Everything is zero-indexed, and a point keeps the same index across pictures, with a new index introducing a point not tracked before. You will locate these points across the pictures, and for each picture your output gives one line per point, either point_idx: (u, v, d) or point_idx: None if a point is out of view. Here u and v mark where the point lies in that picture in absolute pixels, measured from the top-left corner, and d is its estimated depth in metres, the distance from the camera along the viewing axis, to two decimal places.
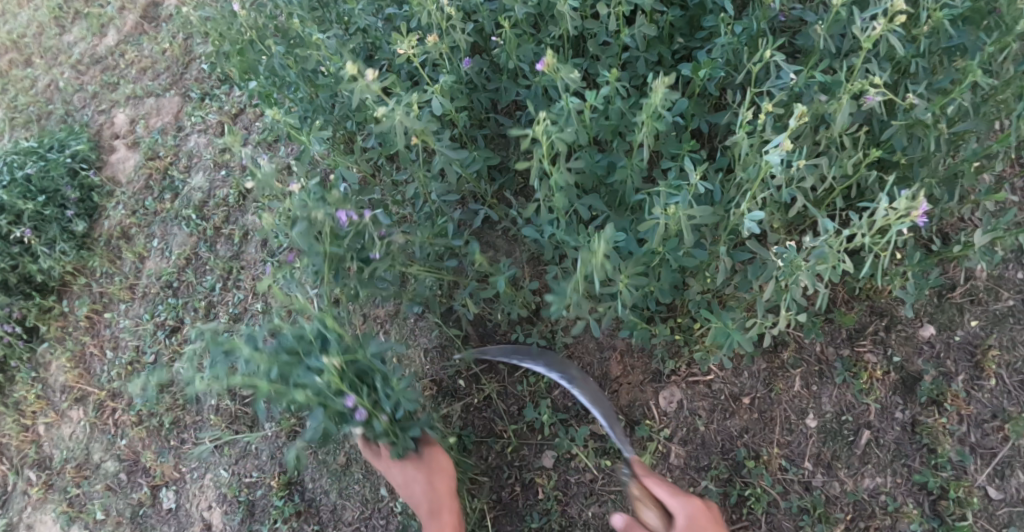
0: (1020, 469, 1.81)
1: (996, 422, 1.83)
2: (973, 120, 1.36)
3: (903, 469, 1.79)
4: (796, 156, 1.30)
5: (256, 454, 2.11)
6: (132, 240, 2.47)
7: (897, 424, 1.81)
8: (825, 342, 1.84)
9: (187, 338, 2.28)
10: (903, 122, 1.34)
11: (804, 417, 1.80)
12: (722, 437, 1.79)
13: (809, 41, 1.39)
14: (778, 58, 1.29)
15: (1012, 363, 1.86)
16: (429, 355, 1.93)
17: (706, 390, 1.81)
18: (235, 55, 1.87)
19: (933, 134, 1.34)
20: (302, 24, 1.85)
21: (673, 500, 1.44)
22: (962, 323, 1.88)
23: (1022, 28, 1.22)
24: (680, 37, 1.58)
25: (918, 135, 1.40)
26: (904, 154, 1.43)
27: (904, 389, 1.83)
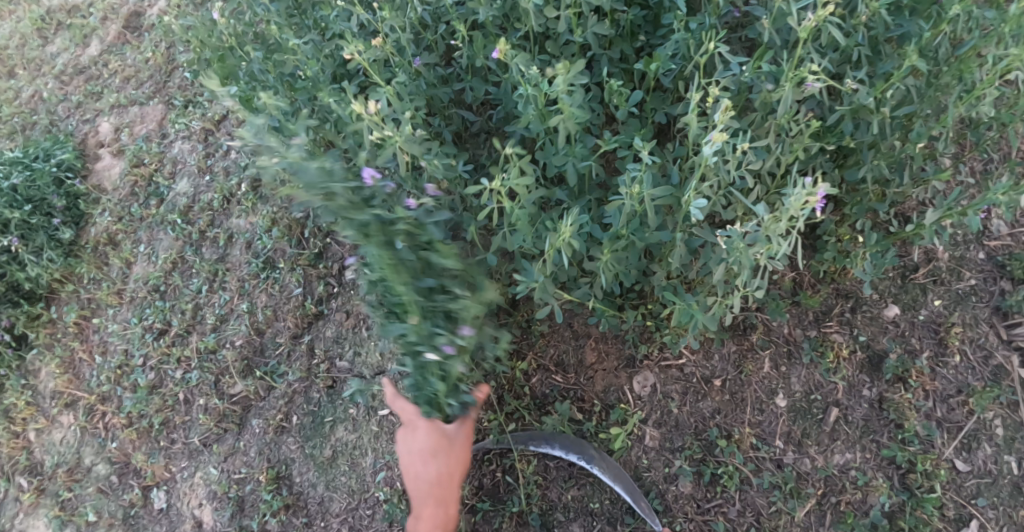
0: (985, 441, 1.90)
1: (961, 397, 1.92)
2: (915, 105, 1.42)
3: (872, 445, 1.85)
4: (743, 143, 1.36)
5: (245, 450, 2.16)
6: (118, 246, 2.51)
7: (865, 402, 1.87)
8: (793, 324, 1.91)
9: (175, 340, 2.33)
10: (850, 107, 1.41)
11: (774, 397, 1.85)
12: (695, 419, 1.85)
13: (758, 34, 1.45)
14: (727, 47, 1.35)
15: (973, 339, 1.98)
16: None
17: (679, 374, 1.87)
18: (215, 62, 1.95)
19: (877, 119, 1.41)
20: (279, 29, 1.91)
21: None
22: (926, 302, 1.98)
23: (956, 16, 1.29)
24: (641, 34, 1.64)
25: (865, 120, 1.47)
26: (853, 139, 1.49)
27: (870, 367, 1.90)
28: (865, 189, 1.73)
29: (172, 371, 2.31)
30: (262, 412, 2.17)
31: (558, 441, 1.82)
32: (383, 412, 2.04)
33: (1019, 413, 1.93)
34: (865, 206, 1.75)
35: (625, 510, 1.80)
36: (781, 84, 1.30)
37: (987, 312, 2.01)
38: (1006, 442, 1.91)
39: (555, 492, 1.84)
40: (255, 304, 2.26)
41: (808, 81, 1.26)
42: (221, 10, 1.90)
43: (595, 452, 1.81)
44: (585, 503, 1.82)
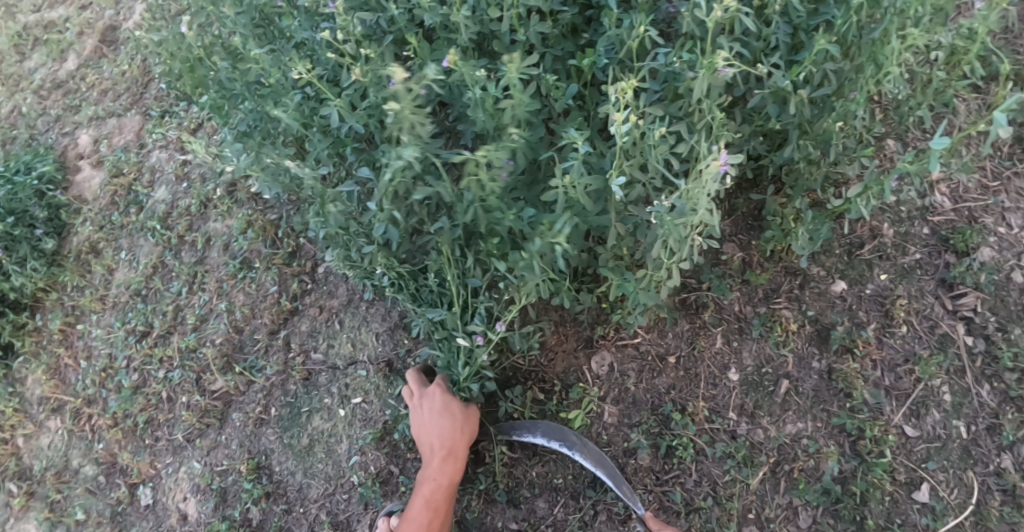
0: (933, 407, 1.98)
1: (908, 365, 2.00)
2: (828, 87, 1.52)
3: (823, 414, 1.93)
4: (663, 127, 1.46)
5: (226, 444, 2.24)
6: (100, 254, 2.58)
7: (814, 373, 1.96)
8: (743, 302, 2.00)
9: (157, 341, 2.40)
10: (770, 90, 1.52)
11: (726, 371, 1.95)
12: (652, 395, 1.93)
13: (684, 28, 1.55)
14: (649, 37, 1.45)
15: (919, 310, 2.06)
16: (380, 339, 2.14)
17: (635, 352, 1.96)
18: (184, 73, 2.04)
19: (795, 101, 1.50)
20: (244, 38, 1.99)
21: None
22: (872, 277, 2.06)
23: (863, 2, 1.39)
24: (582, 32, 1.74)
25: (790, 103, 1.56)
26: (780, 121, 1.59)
27: (819, 340, 1.99)
28: (799, 170, 1.81)
29: (154, 371, 2.38)
30: (242, 406, 2.25)
31: (540, 429, 1.89)
32: (356, 401, 2.11)
33: (964, 379, 2.02)
34: (803, 185, 1.84)
35: (586, 484, 1.89)
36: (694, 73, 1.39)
37: (933, 284, 2.09)
38: (953, 408, 1.99)
39: (520, 469, 1.92)
40: (233, 304, 2.33)
41: (718, 70, 1.36)
42: (189, 24, 2.01)
43: (577, 439, 1.88)
44: (549, 479, 1.90)
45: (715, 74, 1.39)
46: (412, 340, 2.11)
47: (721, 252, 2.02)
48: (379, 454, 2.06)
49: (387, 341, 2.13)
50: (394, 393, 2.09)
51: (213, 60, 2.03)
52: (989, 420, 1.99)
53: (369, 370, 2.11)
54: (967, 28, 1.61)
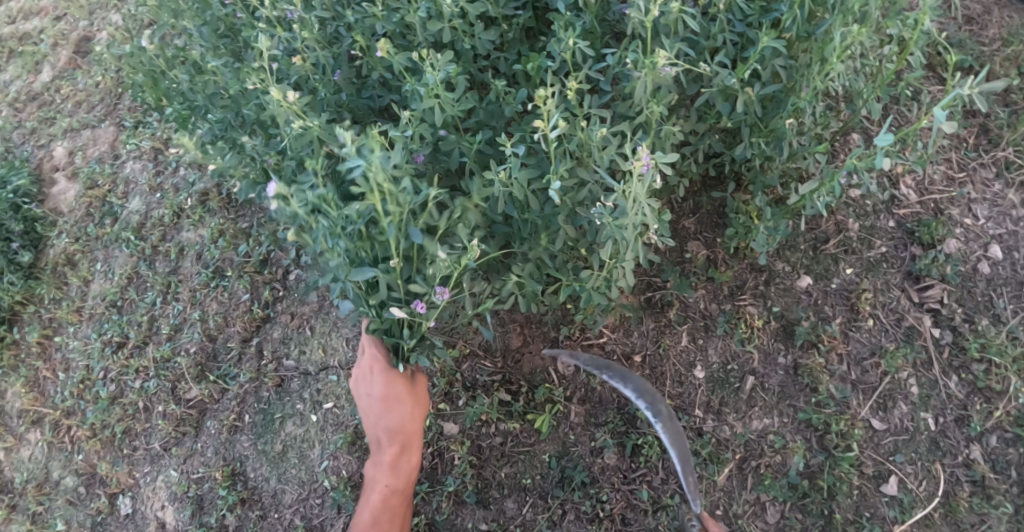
0: (900, 400, 1.99)
1: (874, 359, 2.01)
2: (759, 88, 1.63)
3: (789, 409, 1.95)
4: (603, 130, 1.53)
5: (202, 451, 2.25)
6: (76, 265, 2.60)
7: (780, 369, 1.98)
8: (708, 300, 2.02)
9: (133, 352, 2.41)
10: (716, 87, 1.65)
11: (692, 369, 1.97)
12: (618, 393, 1.95)
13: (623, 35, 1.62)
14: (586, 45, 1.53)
15: (885, 303, 2.07)
16: (351, 344, 2.16)
17: (601, 352, 1.98)
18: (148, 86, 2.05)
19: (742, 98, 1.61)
20: (205, 50, 2.01)
21: None
22: (838, 271, 2.07)
23: None
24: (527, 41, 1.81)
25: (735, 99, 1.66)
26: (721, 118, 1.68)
27: (784, 335, 2.01)
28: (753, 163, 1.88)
29: (131, 381, 2.39)
30: (216, 414, 2.26)
31: (632, 383, 1.77)
32: (329, 406, 2.13)
33: (931, 371, 2.03)
34: (760, 182, 1.87)
35: (554, 484, 1.91)
36: (637, 74, 1.47)
37: (900, 277, 2.10)
38: (921, 400, 2.00)
39: (489, 470, 1.94)
40: (207, 312, 2.34)
41: (659, 70, 1.44)
42: (149, 37, 2.02)
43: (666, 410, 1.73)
44: (517, 479, 1.92)
45: (658, 75, 1.47)
46: None
47: (685, 251, 2.04)
48: (350, 459, 2.08)
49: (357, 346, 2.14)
50: None
51: (175, 72, 2.04)
52: (957, 411, 2.00)
53: (340, 376, 2.12)
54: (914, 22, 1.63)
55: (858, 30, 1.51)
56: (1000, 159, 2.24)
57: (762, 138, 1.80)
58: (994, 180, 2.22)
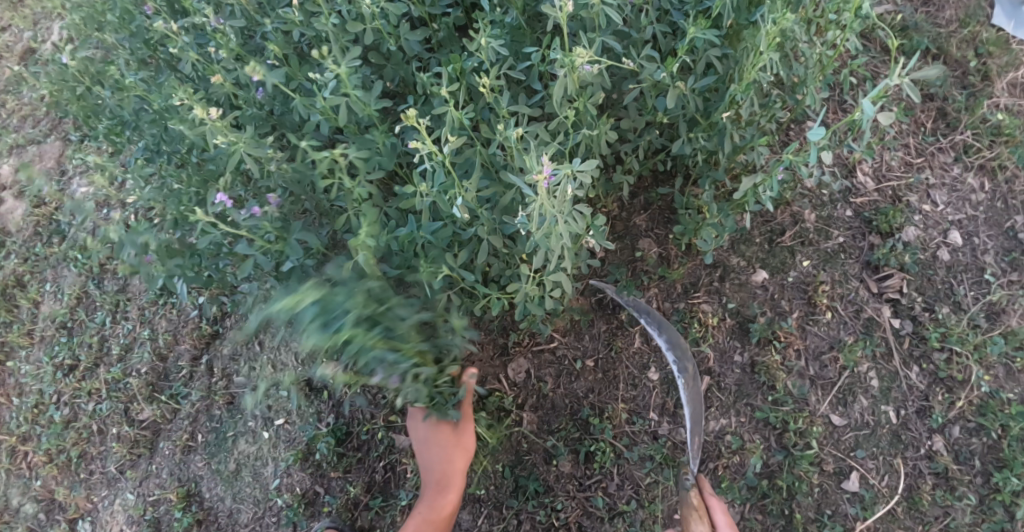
0: (860, 394, 1.95)
1: (832, 353, 1.97)
2: (679, 82, 1.68)
3: (746, 408, 1.92)
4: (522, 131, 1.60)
5: (157, 473, 2.19)
6: (26, 287, 2.54)
7: (737, 367, 1.94)
8: (661, 299, 1.98)
9: (84, 374, 2.35)
10: (647, 81, 1.70)
11: (646, 371, 1.91)
12: (570, 399, 1.91)
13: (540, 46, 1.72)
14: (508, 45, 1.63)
15: (844, 295, 2.02)
16: (299, 358, 2.08)
17: (552, 357, 1.94)
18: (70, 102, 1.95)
19: (673, 91, 1.67)
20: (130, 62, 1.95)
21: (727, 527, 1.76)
22: (795, 264, 2.03)
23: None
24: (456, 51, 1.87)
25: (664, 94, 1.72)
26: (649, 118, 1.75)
27: (740, 333, 1.96)
28: (694, 157, 1.90)
29: (83, 404, 2.33)
30: (169, 434, 2.20)
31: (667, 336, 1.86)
32: (279, 422, 2.06)
33: (892, 363, 1.99)
34: (706, 177, 1.86)
35: (508, 493, 1.88)
36: (561, 73, 1.58)
37: (858, 267, 2.05)
38: (882, 393, 1.97)
39: None
40: (156, 330, 2.27)
41: (579, 61, 1.54)
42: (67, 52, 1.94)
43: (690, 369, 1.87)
44: (471, 490, 1.89)
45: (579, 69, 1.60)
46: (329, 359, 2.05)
47: (636, 249, 2.01)
48: (304, 475, 2.02)
49: (306, 360, 2.07)
50: (316, 412, 2.04)
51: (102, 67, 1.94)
52: (919, 403, 1.97)
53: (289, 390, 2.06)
54: (854, 9, 1.60)
55: (789, 17, 1.49)
56: (958, 143, 2.21)
57: (702, 132, 1.81)
58: (953, 164, 2.18)
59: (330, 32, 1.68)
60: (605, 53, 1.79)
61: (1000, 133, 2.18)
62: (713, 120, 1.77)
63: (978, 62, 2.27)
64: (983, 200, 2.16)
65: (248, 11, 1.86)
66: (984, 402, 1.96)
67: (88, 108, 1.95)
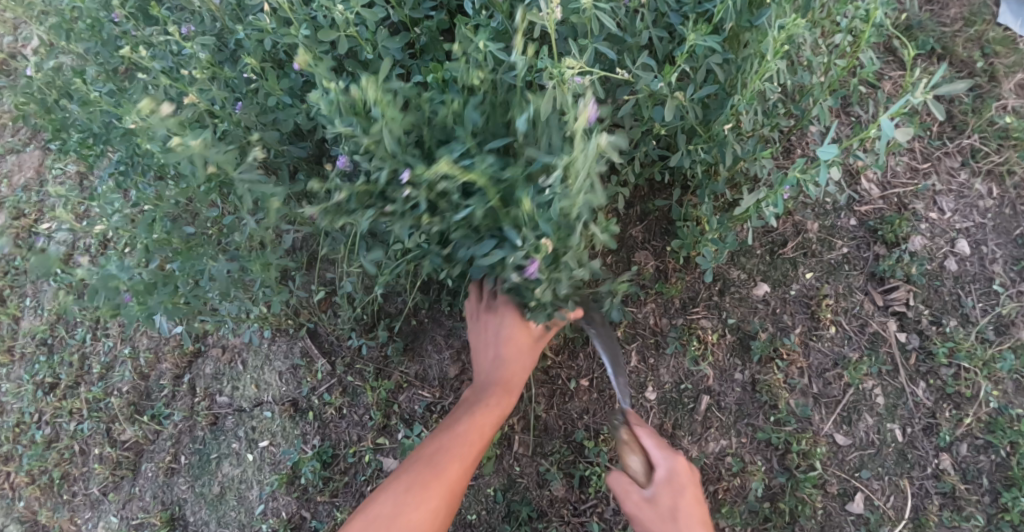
0: (865, 412, 1.88)
1: (837, 370, 1.89)
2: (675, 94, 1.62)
3: (747, 428, 1.85)
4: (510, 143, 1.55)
5: (140, 496, 2.12)
6: (5, 302, 2.45)
7: (737, 386, 1.87)
8: (658, 315, 1.90)
9: (66, 393, 2.27)
10: (643, 91, 1.65)
11: (642, 391, 1.85)
12: (564, 421, 1.84)
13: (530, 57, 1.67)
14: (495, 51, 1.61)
15: (848, 309, 1.94)
16: (283, 378, 2.00)
17: (544, 377, 1.86)
18: (38, 114, 1.86)
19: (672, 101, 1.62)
20: (101, 71, 1.87)
21: (660, 452, 1.56)
22: (797, 277, 1.95)
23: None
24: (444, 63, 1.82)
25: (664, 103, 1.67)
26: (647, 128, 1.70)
27: (740, 350, 1.89)
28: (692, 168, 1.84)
29: (65, 423, 2.26)
30: (152, 455, 2.12)
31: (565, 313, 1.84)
32: (264, 444, 1.99)
33: (898, 379, 1.92)
34: (706, 188, 1.80)
35: (500, 518, 1.82)
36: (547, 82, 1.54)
37: (862, 279, 1.97)
38: (887, 410, 1.90)
39: None
40: (137, 348, 2.19)
41: (568, 69, 1.49)
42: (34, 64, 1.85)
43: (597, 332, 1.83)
44: (462, 515, 1.83)
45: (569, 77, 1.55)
46: (313, 379, 1.98)
47: (631, 262, 1.93)
48: (290, 499, 1.95)
49: (290, 380, 2.00)
50: (302, 434, 1.97)
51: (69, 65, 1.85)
52: (926, 420, 1.90)
53: (273, 411, 1.98)
54: (862, 13, 1.51)
55: (796, 24, 1.42)
56: (965, 148, 2.12)
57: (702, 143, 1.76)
58: (959, 169, 2.10)
59: (301, 44, 1.67)
60: (598, 61, 1.72)
61: (1008, 137, 2.09)
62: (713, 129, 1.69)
63: (985, 62, 2.18)
64: (991, 207, 2.07)
65: (221, 18, 1.79)
66: (993, 419, 1.89)
67: (57, 122, 1.86)
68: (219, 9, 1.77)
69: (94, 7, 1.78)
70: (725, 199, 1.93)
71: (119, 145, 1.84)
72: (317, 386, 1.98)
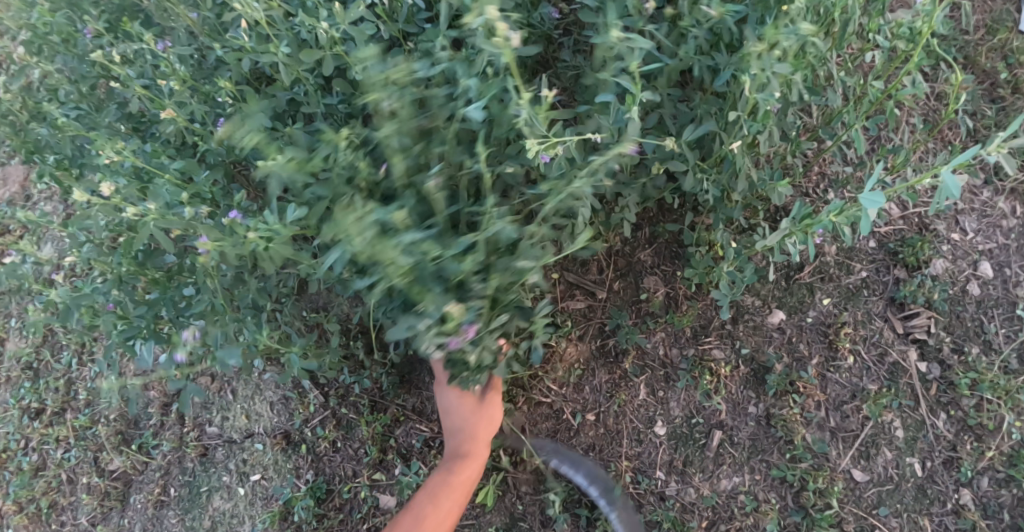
0: (884, 446, 1.81)
1: (855, 402, 1.81)
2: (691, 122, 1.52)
3: (761, 465, 1.77)
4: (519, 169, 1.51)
5: (130, 528, 2.06)
6: None
7: (751, 420, 1.78)
8: (668, 345, 1.82)
9: (52, 420, 2.19)
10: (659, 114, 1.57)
11: (652, 426, 1.78)
12: (569, 456, 1.80)
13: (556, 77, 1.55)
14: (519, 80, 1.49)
15: (867, 337, 1.86)
16: (275, 409, 1.93)
17: (549, 411, 1.81)
18: (11, 135, 1.78)
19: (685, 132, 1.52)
20: (78, 91, 1.80)
21: None
22: (814, 303, 1.85)
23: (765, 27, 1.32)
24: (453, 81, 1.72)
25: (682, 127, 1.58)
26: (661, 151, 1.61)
27: (754, 382, 1.80)
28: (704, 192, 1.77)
29: (51, 451, 2.18)
30: (141, 486, 2.05)
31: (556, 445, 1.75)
32: (255, 478, 1.92)
33: (917, 411, 1.84)
34: (720, 214, 1.72)
35: None
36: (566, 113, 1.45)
37: (882, 305, 1.88)
38: (907, 444, 1.82)
39: None
40: (124, 374, 2.11)
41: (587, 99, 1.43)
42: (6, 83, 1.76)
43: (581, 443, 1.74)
44: None
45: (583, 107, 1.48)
46: (306, 411, 1.90)
47: (640, 289, 1.84)
48: None
49: (282, 411, 1.92)
50: (294, 469, 1.90)
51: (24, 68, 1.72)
52: (946, 453, 1.82)
53: (265, 444, 1.91)
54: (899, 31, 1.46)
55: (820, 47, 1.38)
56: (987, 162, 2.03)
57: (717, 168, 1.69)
58: (982, 187, 1.96)
59: (282, 62, 1.62)
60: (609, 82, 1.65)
61: None
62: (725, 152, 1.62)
63: (1009, 73, 2.08)
64: (1016, 226, 1.95)
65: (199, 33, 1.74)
66: (1016, 452, 1.80)
67: (32, 145, 1.79)
68: (196, 24, 1.72)
69: (64, 23, 1.72)
70: (742, 225, 1.84)
71: (96, 167, 1.78)
72: (310, 417, 1.91)
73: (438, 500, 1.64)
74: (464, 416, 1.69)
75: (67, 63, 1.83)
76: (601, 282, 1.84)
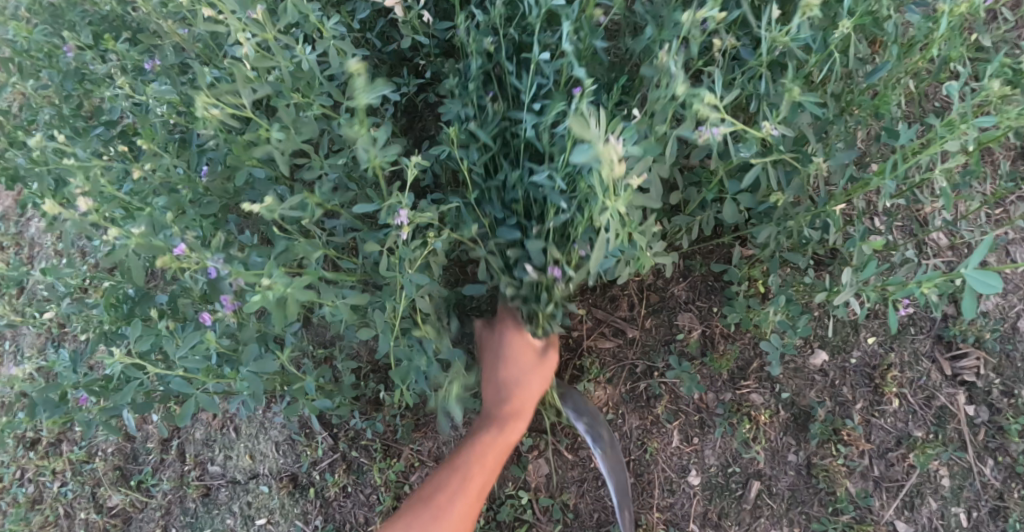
0: (930, 496, 1.70)
1: (901, 450, 1.71)
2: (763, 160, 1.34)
3: (801, 518, 1.69)
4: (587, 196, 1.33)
5: None
6: None
7: (791, 469, 1.69)
8: (704, 389, 1.72)
9: (48, 451, 2.07)
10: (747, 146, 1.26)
11: (685, 475, 1.70)
12: (597, 508, 1.71)
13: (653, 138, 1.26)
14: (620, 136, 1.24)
15: (914, 380, 1.74)
16: (281, 450, 1.86)
17: (576, 459, 1.71)
18: None
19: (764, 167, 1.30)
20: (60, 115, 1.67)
21: None
22: (858, 343, 1.73)
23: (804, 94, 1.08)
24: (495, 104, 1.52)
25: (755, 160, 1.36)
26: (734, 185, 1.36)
27: (796, 428, 1.70)
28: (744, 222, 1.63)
29: (48, 483, 2.07)
30: (141, 525, 1.98)
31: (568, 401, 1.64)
32: (261, 522, 1.87)
33: (966, 458, 1.71)
34: (776, 256, 1.56)
35: None
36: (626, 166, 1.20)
37: (929, 344, 1.74)
38: (953, 493, 1.71)
39: None
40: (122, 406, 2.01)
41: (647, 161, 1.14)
42: None
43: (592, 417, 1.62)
44: None
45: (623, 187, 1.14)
46: (314, 453, 1.83)
47: (674, 326, 1.73)
48: None
49: (289, 452, 1.85)
50: (302, 514, 1.84)
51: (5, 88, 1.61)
52: (993, 502, 1.70)
53: (271, 487, 1.85)
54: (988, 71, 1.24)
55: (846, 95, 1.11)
56: None
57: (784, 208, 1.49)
58: None
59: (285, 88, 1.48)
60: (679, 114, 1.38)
61: None
62: (786, 188, 1.44)
63: None
64: None
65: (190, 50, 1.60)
66: None
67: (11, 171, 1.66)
68: (186, 40, 1.60)
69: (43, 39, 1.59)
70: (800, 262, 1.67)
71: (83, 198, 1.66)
72: (320, 459, 1.84)
73: (484, 463, 1.53)
74: (523, 370, 1.58)
75: (51, 80, 1.71)
76: (632, 319, 1.74)
